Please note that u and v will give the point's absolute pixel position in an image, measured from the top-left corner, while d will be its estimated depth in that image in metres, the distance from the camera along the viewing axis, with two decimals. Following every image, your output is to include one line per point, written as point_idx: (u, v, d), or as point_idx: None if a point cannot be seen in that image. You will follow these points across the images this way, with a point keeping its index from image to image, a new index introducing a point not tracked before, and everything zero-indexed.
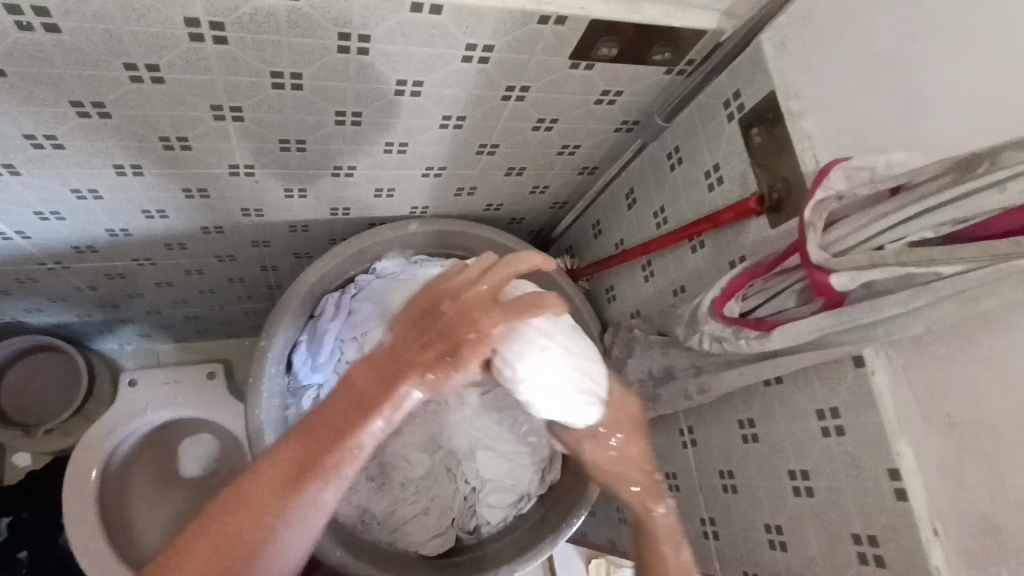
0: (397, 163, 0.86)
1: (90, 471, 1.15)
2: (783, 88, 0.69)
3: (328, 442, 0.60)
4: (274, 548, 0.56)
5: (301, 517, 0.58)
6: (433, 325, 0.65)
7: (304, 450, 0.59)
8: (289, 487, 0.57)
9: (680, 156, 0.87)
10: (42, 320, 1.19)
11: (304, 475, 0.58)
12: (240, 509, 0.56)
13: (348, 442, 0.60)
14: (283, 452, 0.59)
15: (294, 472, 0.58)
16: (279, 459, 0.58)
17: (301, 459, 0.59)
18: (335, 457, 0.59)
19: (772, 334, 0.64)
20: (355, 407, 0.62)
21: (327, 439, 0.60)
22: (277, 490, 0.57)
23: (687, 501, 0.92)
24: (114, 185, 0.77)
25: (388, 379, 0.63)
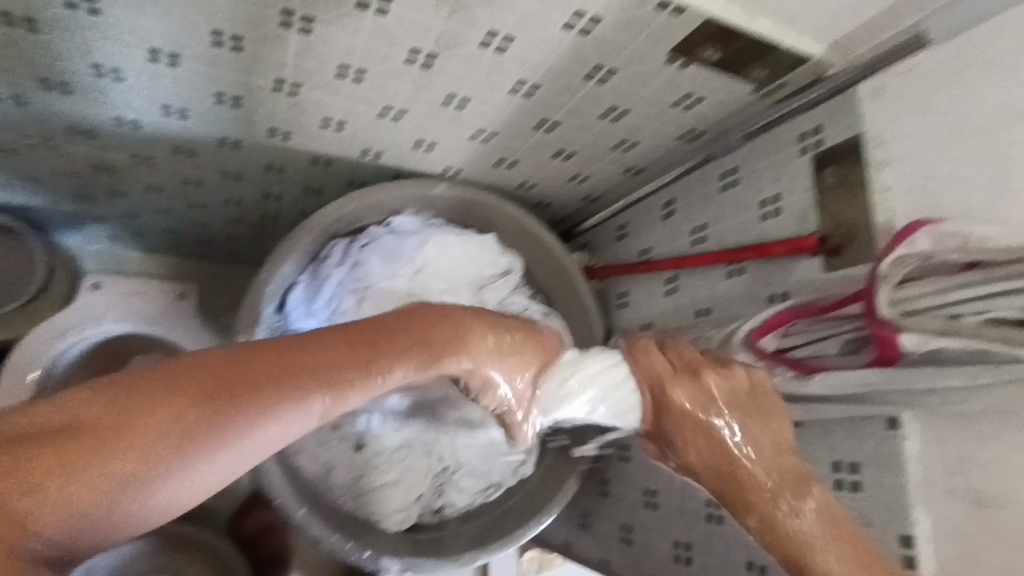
0: (452, 118, 0.80)
1: (29, 371, 1.05)
2: (870, 134, 0.68)
3: (155, 401, 0.46)
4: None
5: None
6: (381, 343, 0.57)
7: (162, 401, 0.46)
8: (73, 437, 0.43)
9: (736, 177, 0.85)
10: (6, 198, 1.07)
11: (92, 433, 0.43)
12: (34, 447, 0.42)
13: (164, 416, 0.46)
14: (130, 388, 0.46)
15: (131, 427, 0.45)
16: (118, 392, 0.46)
17: (116, 407, 0.45)
18: (128, 430, 0.44)
19: (811, 378, 0.64)
20: (248, 377, 0.50)
21: (195, 401, 0.47)
22: (101, 439, 0.44)
23: (662, 521, 0.92)
24: (140, 70, 0.69)
25: (277, 366, 0.51)
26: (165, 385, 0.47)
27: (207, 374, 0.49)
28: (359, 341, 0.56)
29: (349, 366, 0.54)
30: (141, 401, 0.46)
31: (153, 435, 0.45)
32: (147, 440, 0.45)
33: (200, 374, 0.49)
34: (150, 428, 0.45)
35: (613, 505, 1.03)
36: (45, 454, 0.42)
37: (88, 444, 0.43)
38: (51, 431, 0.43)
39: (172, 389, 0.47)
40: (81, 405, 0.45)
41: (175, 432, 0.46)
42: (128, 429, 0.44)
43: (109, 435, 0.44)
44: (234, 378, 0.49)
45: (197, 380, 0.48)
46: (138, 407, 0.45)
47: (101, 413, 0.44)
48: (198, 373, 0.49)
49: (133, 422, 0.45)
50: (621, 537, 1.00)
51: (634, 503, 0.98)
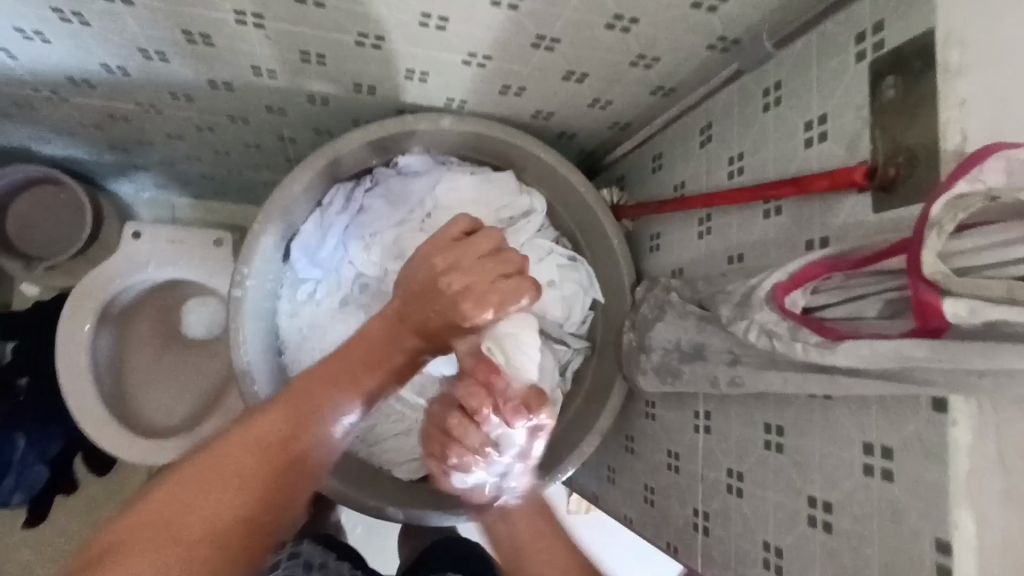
0: (435, 43, 0.71)
1: (83, 325, 1.12)
2: (944, 29, 0.50)
3: (252, 453, 0.60)
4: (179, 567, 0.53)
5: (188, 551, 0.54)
6: (375, 346, 0.65)
7: (243, 456, 0.60)
8: (208, 505, 0.57)
9: (779, 95, 0.69)
10: (52, 151, 1.12)
11: (221, 497, 0.57)
12: (162, 512, 0.55)
13: (265, 463, 0.60)
14: (217, 453, 0.59)
15: (247, 484, 0.59)
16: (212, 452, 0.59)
17: (229, 468, 0.59)
18: (246, 483, 0.59)
19: (837, 347, 0.51)
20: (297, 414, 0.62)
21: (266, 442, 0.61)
22: (210, 494, 0.57)
23: (684, 486, 0.84)
24: (100, 11, 0.66)
25: (317, 393, 0.64)
26: (246, 434, 0.61)
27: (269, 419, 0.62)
28: (368, 355, 0.65)
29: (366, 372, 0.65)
30: (246, 459, 0.60)
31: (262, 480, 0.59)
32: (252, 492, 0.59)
33: (261, 423, 0.62)
34: (245, 476, 0.59)
35: (637, 464, 0.97)
36: (177, 514, 0.56)
37: (222, 508, 0.57)
38: (194, 512, 0.56)
39: (256, 443, 0.61)
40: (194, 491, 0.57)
41: (259, 471, 0.60)
42: (246, 483, 0.59)
43: (232, 495, 0.58)
44: (294, 411, 0.63)
45: (263, 429, 0.61)
46: (227, 461, 0.59)
47: (218, 491, 0.57)
48: (279, 426, 0.62)
49: (228, 477, 0.58)
50: (645, 498, 0.94)
51: (658, 464, 0.91)
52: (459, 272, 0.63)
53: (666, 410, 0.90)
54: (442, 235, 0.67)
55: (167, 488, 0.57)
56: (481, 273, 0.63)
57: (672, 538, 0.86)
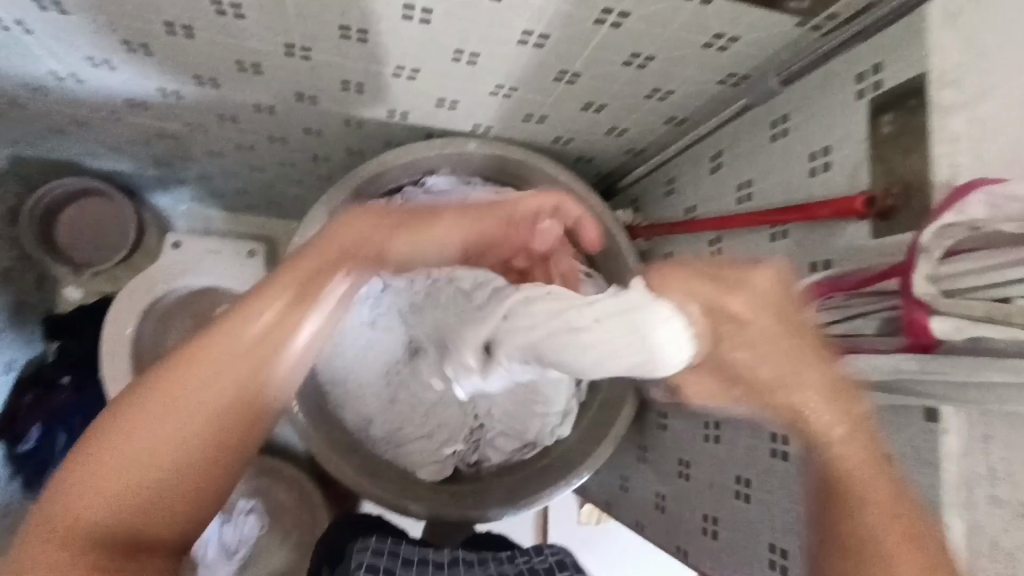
0: (466, 75, 0.78)
1: (126, 326, 1.19)
2: (938, 71, 0.55)
3: (162, 394, 0.51)
4: (88, 516, 0.49)
5: (98, 490, 0.49)
6: (297, 283, 0.56)
7: (178, 379, 0.52)
8: (109, 447, 0.50)
9: (786, 127, 0.74)
10: (100, 165, 1.19)
11: (127, 439, 0.50)
12: (116, 436, 0.50)
13: (163, 405, 0.51)
14: (159, 375, 0.52)
15: (151, 433, 0.51)
16: (160, 379, 0.52)
17: (133, 411, 0.51)
18: (162, 419, 0.51)
19: None
20: (234, 341, 0.53)
21: (206, 360, 0.52)
22: (202, 416, 0.52)
23: (694, 493, 0.88)
24: (164, 43, 0.73)
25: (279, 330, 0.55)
26: (212, 349, 0.53)
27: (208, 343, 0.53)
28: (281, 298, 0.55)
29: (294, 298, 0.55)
30: (141, 416, 0.51)
31: (154, 421, 0.51)
32: (150, 433, 0.50)
33: (205, 343, 0.53)
34: (180, 396, 0.51)
35: (649, 473, 1.00)
36: (135, 437, 0.50)
37: (128, 446, 0.50)
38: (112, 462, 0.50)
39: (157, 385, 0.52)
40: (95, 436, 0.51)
41: (201, 395, 0.52)
42: (140, 421, 0.51)
43: (152, 429, 0.51)
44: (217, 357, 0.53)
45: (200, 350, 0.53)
46: (156, 394, 0.51)
47: (135, 438, 0.50)
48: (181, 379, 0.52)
49: (171, 406, 0.51)
50: (656, 505, 0.97)
51: (669, 472, 0.94)
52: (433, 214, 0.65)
53: (677, 420, 0.93)
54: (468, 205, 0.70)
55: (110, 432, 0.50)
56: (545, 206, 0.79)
57: (682, 543, 0.89)
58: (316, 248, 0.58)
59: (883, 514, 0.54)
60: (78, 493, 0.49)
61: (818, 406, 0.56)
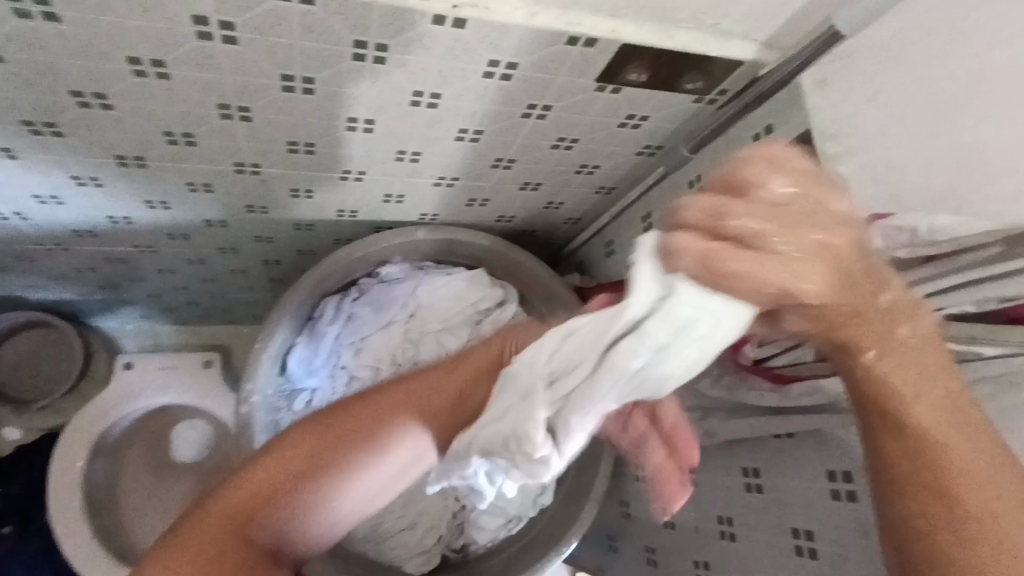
0: (410, 171, 0.83)
1: (78, 463, 1.11)
2: (820, 128, 0.65)
3: (294, 461, 0.61)
4: (212, 548, 0.55)
5: (221, 537, 0.56)
6: (437, 378, 0.65)
7: (276, 477, 0.60)
8: (243, 492, 0.59)
9: (701, 185, 0.82)
10: (41, 296, 1.17)
11: (259, 494, 0.59)
12: (252, 485, 0.60)
13: (297, 469, 0.61)
14: (302, 439, 0.63)
15: (279, 487, 0.60)
16: (303, 440, 0.62)
17: (272, 470, 0.61)
18: (293, 478, 0.61)
19: (789, 390, 0.61)
20: (332, 454, 0.62)
21: (307, 468, 0.61)
22: (269, 513, 0.59)
23: (681, 541, 0.88)
24: (114, 175, 0.75)
25: (394, 426, 0.63)
26: (341, 431, 0.63)
27: (307, 446, 0.62)
28: (434, 403, 0.65)
29: (387, 425, 0.63)
30: (279, 470, 0.61)
31: (291, 480, 0.60)
32: (278, 487, 0.60)
33: (339, 427, 0.63)
34: (261, 492, 0.59)
35: (635, 528, 1.00)
36: (267, 484, 0.60)
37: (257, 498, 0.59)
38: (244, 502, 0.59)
39: (296, 452, 0.62)
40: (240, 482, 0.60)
41: (330, 462, 0.61)
42: (275, 480, 0.60)
43: (276, 485, 0.60)
44: (348, 437, 0.63)
45: (301, 454, 0.62)
46: (257, 487, 0.60)
47: (266, 486, 0.60)
48: (317, 443, 0.62)
49: (299, 468, 0.61)
50: (647, 560, 0.97)
51: (654, 524, 0.95)
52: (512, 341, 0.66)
53: None
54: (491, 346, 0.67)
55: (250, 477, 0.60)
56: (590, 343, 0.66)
57: None
58: (431, 375, 0.66)
59: (970, 468, 0.47)
60: (205, 527, 0.57)
61: (889, 372, 0.45)
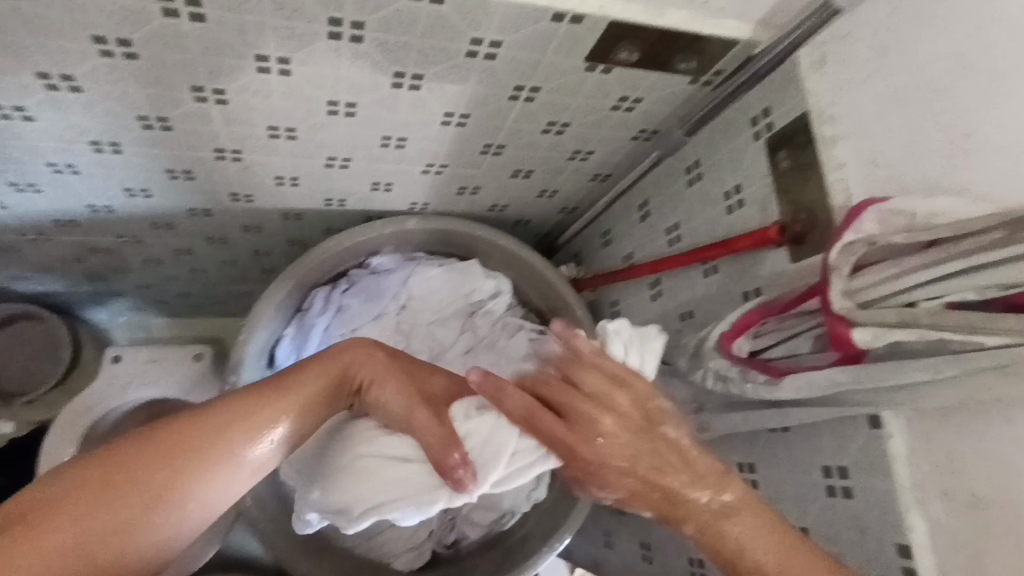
0: (396, 158, 0.81)
1: (65, 453, 1.10)
2: (817, 110, 0.63)
3: (124, 469, 0.56)
4: None
5: None
6: (299, 387, 0.67)
7: (119, 473, 0.56)
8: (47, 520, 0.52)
9: (699, 171, 0.80)
10: (29, 288, 1.16)
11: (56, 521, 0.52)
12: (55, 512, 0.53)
13: (125, 482, 0.56)
14: (136, 445, 0.58)
15: (98, 505, 0.54)
16: (133, 450, 0.57)
17: (83, 490, 0.54)
18: (118, 492, 0.55)
19: (781, 383, 0.58)
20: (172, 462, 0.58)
21: (141, 478, 0.56)
22: (119, 508, 0.55)
23: (676, 536, 0.86)
24: (90, 161, 0.73)
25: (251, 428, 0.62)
26: (192, 432, 0.60)
27: (140, 452, 0.57)
28: (300, 407, 0.66)
29: (239, 431, 0.61)
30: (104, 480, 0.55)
31: (121, 496, 0.55)
32: (90, 512, 0.54)
33: (189, 429, 0.60)
34: (86, 504, 0.54)
35: (631, 522, 0.98)
36: (84, 503, 0.54)
37: (52, 527, 0.52)
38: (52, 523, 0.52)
39: (132, 459, 0.57)
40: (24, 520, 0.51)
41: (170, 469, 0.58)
42: (91, 502, 0.54)
43: (85, 510, 0.53)
44: (199, 438, 0.60)
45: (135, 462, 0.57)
46: (82, 493, 0.54)
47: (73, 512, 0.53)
48: (162, 449, 0.58)
49: (121, 485, 0.56)
50: (643, 555, 0.95)
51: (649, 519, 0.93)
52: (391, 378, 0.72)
53: None
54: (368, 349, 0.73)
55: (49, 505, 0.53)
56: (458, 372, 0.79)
57: None
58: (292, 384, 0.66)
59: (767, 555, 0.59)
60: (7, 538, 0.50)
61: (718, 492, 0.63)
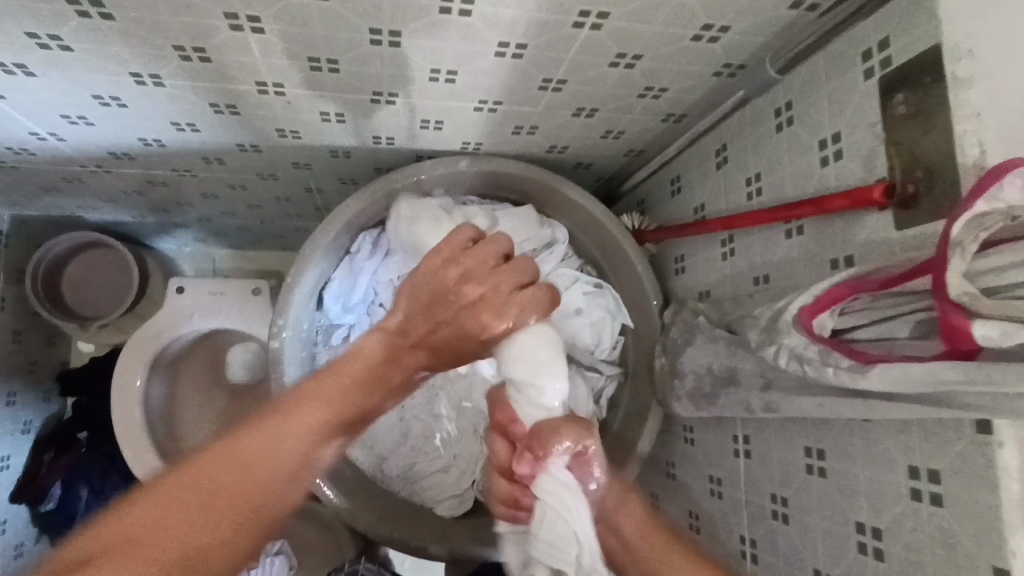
0: (447, 93, 0.74)
1: (136, 378, 1.17)
2: (951, 43, 0.50)
3: (230, 455, 0.54)
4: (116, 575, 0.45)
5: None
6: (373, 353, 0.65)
7: (230, 458, 0.54)
8: (169, 510, 0.50)
9: (791, 115, 0.69)
10: (100, 217, 1.20)
11: (181, 508, 0.50)
12: (171, 501, 0.50)
13: (241, 464, 0.54)
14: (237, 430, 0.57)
15: (213, 491, 0.52)
16: (240, 433, 0.57)
17: (199, 475, 0.52)
18: (235, 472, 0.54)
19: (868, 371, 0.50)
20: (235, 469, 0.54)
21: (241, 467, 0.54)
22: (242, 491, 0.53)
23: (727, 512, 0.81)
24: (135, 94, 0.71)
25: (346, 392, 0.62)
26: (287, 415, 0.59)
27: (232, 449, 0.55)
28: (371, 373, 0.65)
29: (318, 416, 0.60)
30: (213, 464, 0.53)
31: (240, 477, 0.54)
32: (209, 498, 0.52)
33: (287, 409, 0.59)
34: (204, 488, 0.52)
35: (679, 490, 0.93)
36: (202, 487, 0.52)
37: (170, 520, 0.49)
38: (169, 511, 0.50)
39: (239, 442, 0.56)
40: (140, 511, 0.49)
41: (281, 449, 0.57)
42: (207, 488, 0.52)
43: (202, 494, 0.52)
44: (298, 415, 0.59)
45: (201, 473, 0.53)
46: (187, 486, 0.51)
47: (188, 499, 0.51)
48: (266, 431, 0.57)
49: (234, 471, 0.54)
50: (689, 524, 0.90)
51: (700, 490, 0.88)
52: (472, 281, 0.66)
53: (704, 433, 0.87)
54: (451, 244, 0.69)
55: (158, 498, 0.50)
56: (495, 284, 0.67)
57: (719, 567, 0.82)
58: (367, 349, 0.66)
59: None
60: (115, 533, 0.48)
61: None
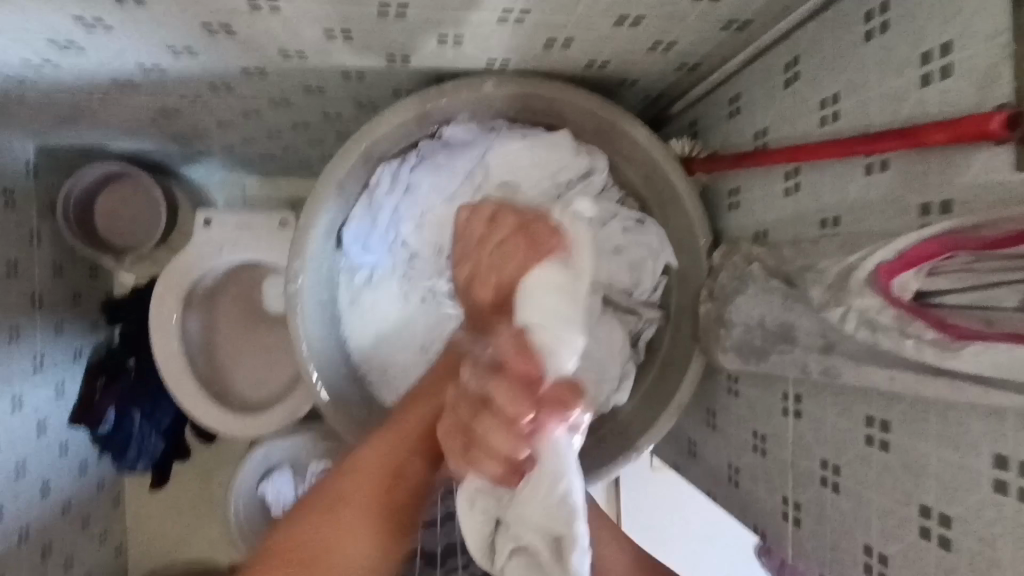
0: (465, 2, 0.63)
1: (172, 313, 1.18)
2: None
3: (367, 466, 0.72)
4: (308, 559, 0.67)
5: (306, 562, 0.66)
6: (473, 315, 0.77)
7: (365, 472, 0.72)
8: (333, 511, 0.70)
9: (886, 20, 0.55)
10: (123, 146, 1.16)
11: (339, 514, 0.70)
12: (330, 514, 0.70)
13: (376, 469, 0.72)
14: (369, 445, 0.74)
15: (358, 497, 0.71)
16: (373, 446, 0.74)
17: (348, 483, 0.72)
18: (372, 482, 0.71)
19: (960, 351, 0.42)
20: (354, 497, 0.71)
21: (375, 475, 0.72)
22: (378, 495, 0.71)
23: (770, 470, 0.76)
24: (119, 16, 0.64)
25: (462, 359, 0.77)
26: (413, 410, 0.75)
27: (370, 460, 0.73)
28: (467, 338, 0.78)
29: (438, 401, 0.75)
30: (357, 477, 0.72)
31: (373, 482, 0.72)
32: (356, 501, 0.71)
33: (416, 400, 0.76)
34: (354, 494, 0.71)
35: (719, 441, 0.88)
36: (351, 496, 0.71)
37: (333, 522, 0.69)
38: (332, 513, 0.70)
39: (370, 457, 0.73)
40: (317, 513, 0.70)
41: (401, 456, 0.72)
42: (355, 491, 0.71)
43: (351, 502, 0.71)
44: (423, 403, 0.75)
45: (347, 482, 0.72)
46: (342, 493, 0.71)
47: (343, 507, 0.70)
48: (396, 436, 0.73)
49: (370, 483, 0.71)
50: (728, 477, 0.86)
51: (741, 443, 0.82)
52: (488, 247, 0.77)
53: (749, 387, 0.80)
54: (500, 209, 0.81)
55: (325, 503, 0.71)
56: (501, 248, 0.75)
57: (757, 524, 0.78)
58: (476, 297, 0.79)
59: None
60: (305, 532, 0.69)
61: None
